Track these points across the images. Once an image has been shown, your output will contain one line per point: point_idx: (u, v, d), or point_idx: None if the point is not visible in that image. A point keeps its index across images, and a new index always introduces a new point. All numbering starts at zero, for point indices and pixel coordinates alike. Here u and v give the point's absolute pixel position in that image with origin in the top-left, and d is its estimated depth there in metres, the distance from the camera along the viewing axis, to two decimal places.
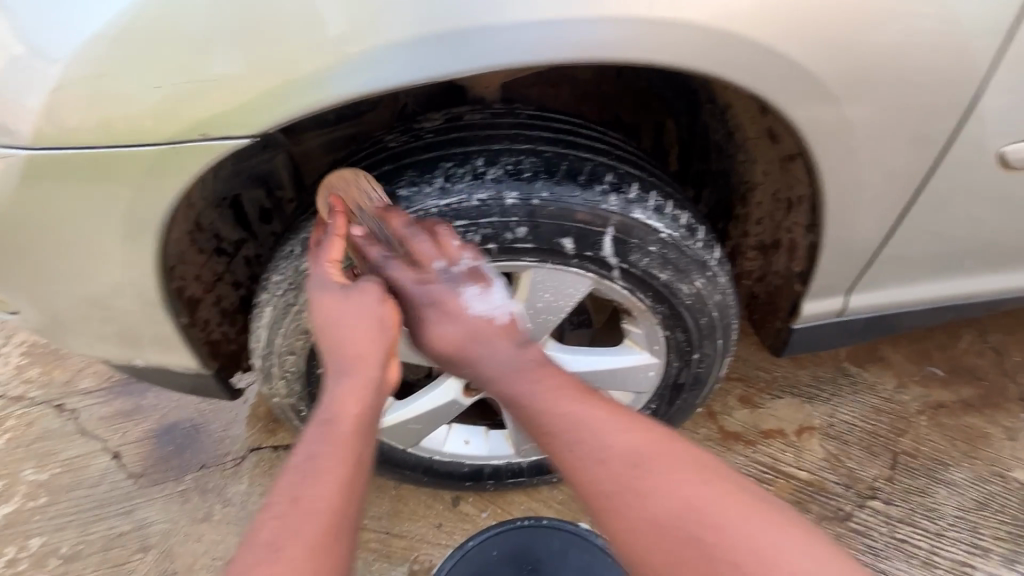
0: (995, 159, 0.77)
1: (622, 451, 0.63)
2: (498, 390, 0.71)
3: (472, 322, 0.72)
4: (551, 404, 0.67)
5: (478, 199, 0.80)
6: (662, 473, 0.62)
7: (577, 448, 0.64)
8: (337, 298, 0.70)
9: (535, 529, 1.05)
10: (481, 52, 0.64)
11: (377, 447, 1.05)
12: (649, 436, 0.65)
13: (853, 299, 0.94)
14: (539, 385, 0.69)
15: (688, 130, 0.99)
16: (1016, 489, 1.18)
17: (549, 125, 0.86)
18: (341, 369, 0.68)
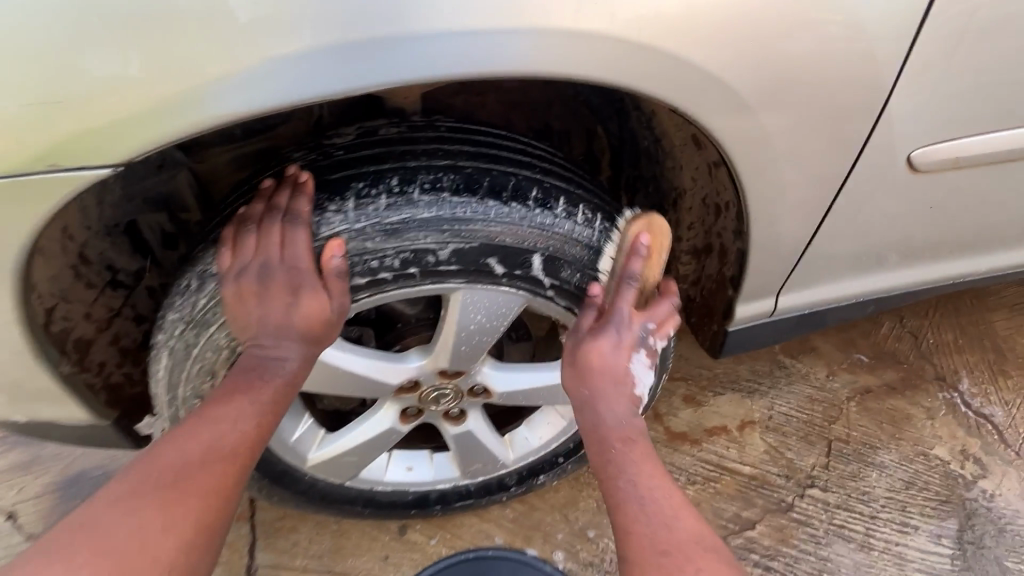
0: (904, 162, 0.76)
1: (681, 536, 0.62)
2: (603, 443, 0.72)
3: (625, 377, 0.74)
4: (637, 470, 0.68)
5: (390, 222, 0.66)
6: (707, 563, 0.60)
7: (646, 514, 0.64)
8: (323, 314, 0.69)
9: (480, 560, 1.06)
10: (377, 65, 0.57)
11: (312, 485, 0.99)
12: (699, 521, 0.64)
13: (782, 299, 0.95)
14: (626, 446, 0.70)
15: (619, 137, 0.91)
16: (937, 466, 1.21)
17: (458, 131, 0.71)
18: (293, 358, 0.72)
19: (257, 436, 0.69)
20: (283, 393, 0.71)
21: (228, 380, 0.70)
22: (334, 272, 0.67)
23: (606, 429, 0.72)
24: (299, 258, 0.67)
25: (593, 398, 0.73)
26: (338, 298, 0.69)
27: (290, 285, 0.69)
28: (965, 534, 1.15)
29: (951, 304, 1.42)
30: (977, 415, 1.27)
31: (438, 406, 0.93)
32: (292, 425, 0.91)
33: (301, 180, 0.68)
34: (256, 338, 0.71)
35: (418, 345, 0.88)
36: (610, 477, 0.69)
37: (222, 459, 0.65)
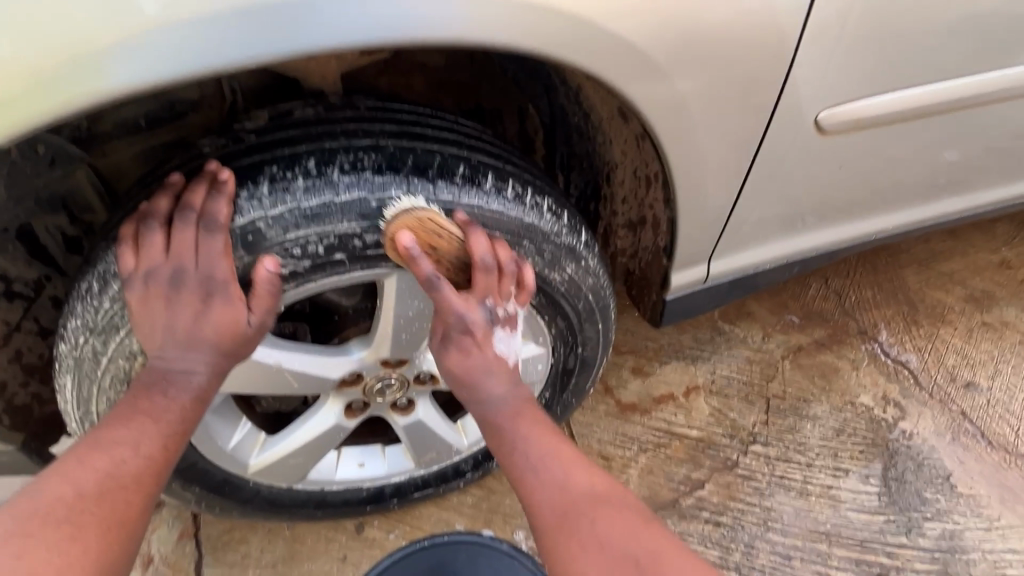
0: (812, 125, 0.80)
1: (572, 486, 0.66)
2: (489, 425, 0.73)
3: (489, 358, 0.73)
4: (525, 443, 0.70)
5: (309, 205, 0.62)
6: (586, 529, 0.63)
7: (536, 492, 0.67)
8: (238, 327, 0.64)
9: (436, 547, 1.00)
10: (280, 33, 0.54)
11: (257, 493, 0.95)
12: (586, 505, 0.65)
13: (713, 266, 0.98)
14: (516, 423, 0.72)
15: (551, 114, 0.90)
16: (863, 412, 1.30)
17: (379, 111, 0.69)
18: (201, 371, 0.64)
19: (164, 459, 0.61)
20: (191, 410, 0.64)
21: (128, 398, 0.62)
22: (267, 291, 0.63)
23: (486, 411, 0.73)
24: (213, 265, 0.62)
25: (471, 386, 0.73)
26: (261, 314, 0.65)
27: (203, 292, 0.63)
28: (890, 472, 1.23)
29: (868, 263, 1.52)
30: (896, 363, 1.37)
31: (385, 398, 0.91)
32: (229, 431, 0.87)
33: (223, 178, 0.62)
34: (160, 349, 0.63)
35: (357, 336, 0.85)
36: (510, 460, 0.70)
37: (124, 487, 0.57)
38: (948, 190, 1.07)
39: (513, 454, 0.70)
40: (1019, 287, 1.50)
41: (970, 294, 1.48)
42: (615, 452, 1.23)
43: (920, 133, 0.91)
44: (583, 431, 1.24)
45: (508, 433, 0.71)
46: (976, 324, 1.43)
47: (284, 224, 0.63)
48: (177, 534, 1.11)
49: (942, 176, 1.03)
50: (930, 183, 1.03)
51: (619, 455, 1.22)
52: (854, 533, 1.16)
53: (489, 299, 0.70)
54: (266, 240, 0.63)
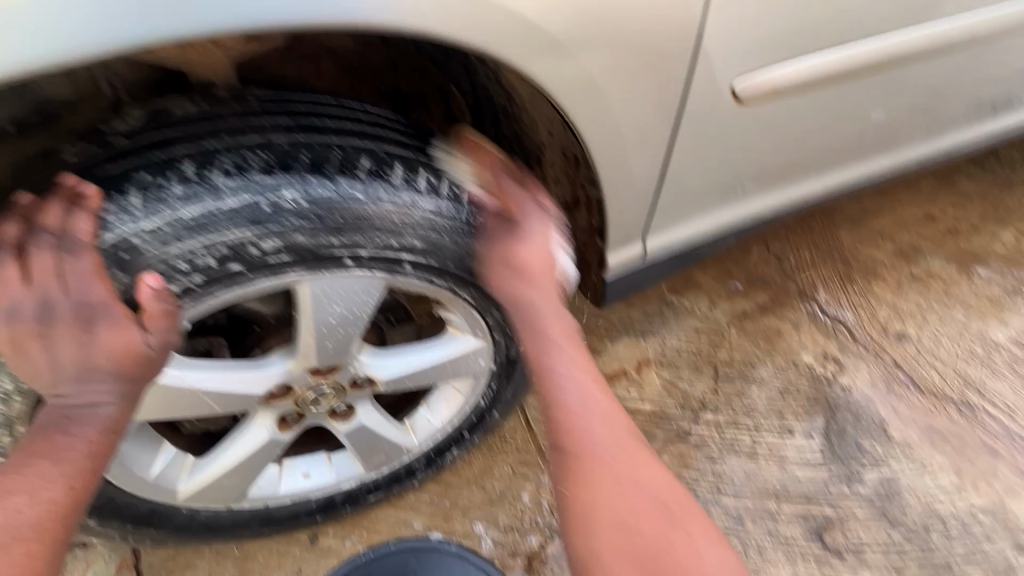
0: (730, 95, 0.79)
1: (606, 417, 0.66)
2: (530, 337, 0.71)
3: (542, 266, 0.71)
4: (571, 368, 0.68)
5: (189, 215, 0.57)
6: (628, 470, 0.63)
7: (578, 418, 0.65)
8: (138, 350, 0.58)
9: (381, 558, 0.98)
10: (149, 11, 0.50)
11: (193, 518, 0.89)
12: (631, 450, 0.64)
13: (649, 242, 0.97)
14: (566, 346, 0.70)
15: (473, 96, 0.85)
16: (805, 370, 1.34)
17: (271, 103, 0.63)
18: (108, 400, 0.58)
19: (71, 500, 0.54)
20: (100, 443, 0.57)
21: (26, 445, 0.56)
22: (158, 308, 0.57)
23: (531, 320, 0.71)
24: (85, 290, 0.56)
25: (523, 293, 0.70)
26: (156, 330, 0.58)
27: (80, 320, 0.57)
28: (831, 426, 1.27)
29: (805, 226, 1.57)
30: (833, 320, 1.41)
31: (321, 407, 0.86)
32: (148, 459, 0.80)
33: (85, 193, 0.56)
34: (57, 388, 0.57)
35: (279, 346, 0.80)
36: (544, 360, 0.69)
37: (22, 540, 0.51)
38: (871, 151, 1.09)
39: (551, 361, 0.69)
40: (943, 239, 1.57)
41: (898, 248, 1.54)
42: None
43: (838, 96, 0.92)
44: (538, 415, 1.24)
45: (551, 346, 0.69)
46: (905, 277, 1.49)
47: (164, 239, 0.57)
48: (115, 567, 1.04)
49: (865, 137, 1.04)
50: (854, 145, 1.04)
51: None
52: (801, 488, 1.20)
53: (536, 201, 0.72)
54: (144, 257, 0.57)
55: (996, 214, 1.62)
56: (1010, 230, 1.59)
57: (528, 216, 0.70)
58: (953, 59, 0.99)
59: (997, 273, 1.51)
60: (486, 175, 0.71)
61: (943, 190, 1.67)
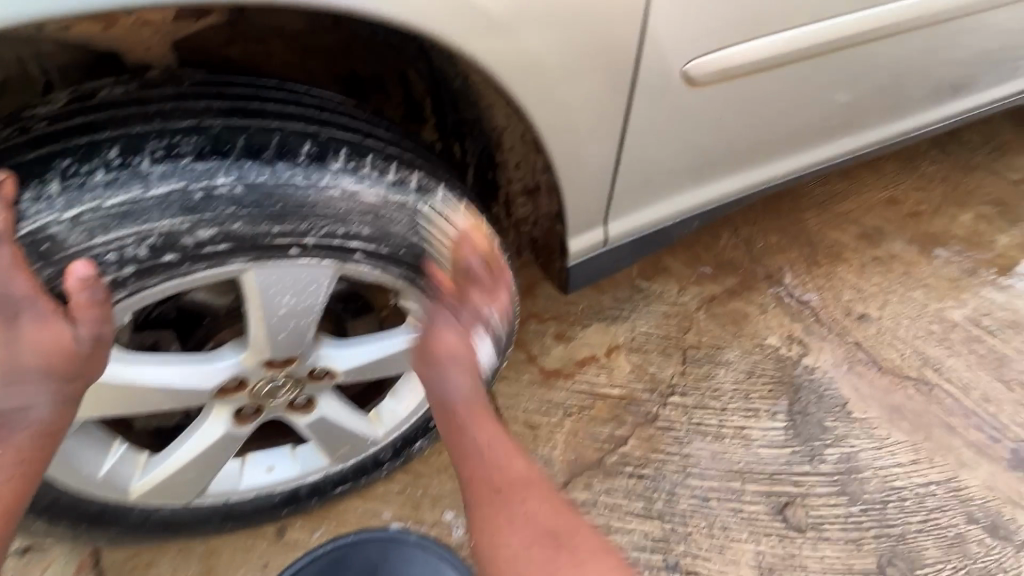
0: (680, 77, 0.79)
1: (508, 473, 0.71)
2: (447, 413, 0.74)
3: (470, 356, 0.74)
4: (482, 435, 0.72)
5: (114, 203, 0.55)
6: (529, 505, 0.69)
7: (472, 467, 0.72)
8: (68, 346, 0.57)
9: (341, 550, 0.98)
10: None
11: (149, 515, 0.87)
12: (519, 489, 0.70)
13: (611, 227, 0.97)
14: (474, 416, 0.73)
15: (431, 79, 0.83)
16: (770, 352, 1.36)
17: (206, 86, 0.62)
18: (42, 403, 0.59)
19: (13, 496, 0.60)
20: (37, 443, 0.60)
21: None
22: (86, 300, 0.55)
23: (447, 399, 0.74)
24: (6, 284, 0.53)
25: (432, 370, 0.73)
26: (87, 328, 0.57)
27: (3, 315, 0.54)
28: (795, 406, 1.29)
29: (772, 210, 1.59)
30: (799, 303, 1.44)
31: (279, 400, 0.84)
32: (96, 457, 0.78)
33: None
34: None
35: (232, 339, 0.78)
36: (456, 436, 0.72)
37: None
38: (833, 134, 1.10)
39: (461, 433, 0.73)
40: (905, 222, 1.60)
41: (863, 231, 1.57)
42: (541, 420, 1.24)
43: (794, 79, 0.92)
44: (508, 402, 1.24)
45: (462, 421, 0.73)
46: (868, 259, 1.52)
47: (89, 228, 0.55)
48: (74, 567, 1.01)
49: (827, 119, 1.05)
50: (815, 127, 1.05)
51: (544, 422, 1.23)
52: (764, 468, 1.22)
53: (488, 301, 0.75)
54: (69, 247, 0.56)
55: (956, 196, 1.66)
56: (969, 212, 1.63)
57: (472, 311, 0.74)
58: (910, 41, 1.00)
59: (956, 253, 1.55)
60: (456, 251, 0.72)
61: (906, 174, 1.70)
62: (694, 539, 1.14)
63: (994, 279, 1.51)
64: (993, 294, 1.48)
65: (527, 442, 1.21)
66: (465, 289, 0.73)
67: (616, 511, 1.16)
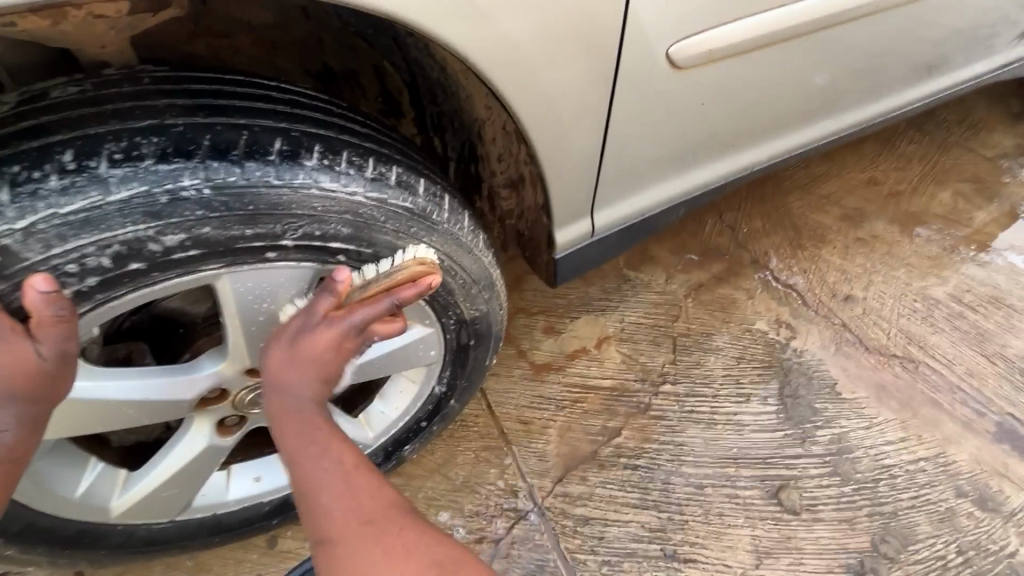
0: (665, 60, 0.78)
1: (370, 505, 0.62)
2: (287, 428, 0.65)
3: (327, 367, 0.65)
4: (322, 457, 0.63)
5: (70, 210, 0.52)
6: (388, 535, 0.60)
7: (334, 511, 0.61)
8: (31, 363, 0.53)
9: None
10: None
11: (132, 534, 0.84)
12: (383, 514, 0.61)
13: (598, 217, 0.95)
14: (321, 444, 0.64)
15: (408, 71, 0.79)
16: (759, 337, 1.36)
17: (168, 84, 0.59)
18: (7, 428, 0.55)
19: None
20: (4, 468, 0.57)
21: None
22: (49, 316, 0.51)
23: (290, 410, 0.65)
24: None
25: (285, 381, 0.65)
26: (48, 345, 0.53)
27: None
28: (785, 389, 1.30)
29: (756, 195, 1.59)
30: (785, 287, 1.44)
31: (263, 409, 0.81)
32: (73, 477, 0.75)
33: None
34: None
35: (210, 348, 0.75)
36: (300, 454, 0.63)
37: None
38: (815, 116, 1.10)
39: (308, 452, 0.63)
40: (885, 202, 1.61)
41: (845, 213, 1.58)
42: (533, 415, 1.23)
43: (776, 61, 0.91)
44: (499, 399, 1.23)
45: (303, 440, 0.64)
46: (851, 241, 1.53)
47: (44, 239, 0.52)
48: None
49: (809, 102, 1.05)
50: (798, 110, 1.04)
51: (537, 416, 1.22)
52: (757, 452, 1.22)
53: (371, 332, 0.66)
54: (24, 260, 0.52)
55: (934, 175, 1.68)
56: (947, 189, 1.65)
57: (352, 328, 0.64)
58: (888, 20, 1.00)
59: (936, 231, 1.56)
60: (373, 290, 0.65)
61: (884, 154, 1.71)
62: (690, 527, 1.14)
63: (973, 255, 1.53)
64: (973, 270, 1.50)
65: (519, 438, 1.20)
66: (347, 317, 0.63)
67: (612, 503, 1.15)
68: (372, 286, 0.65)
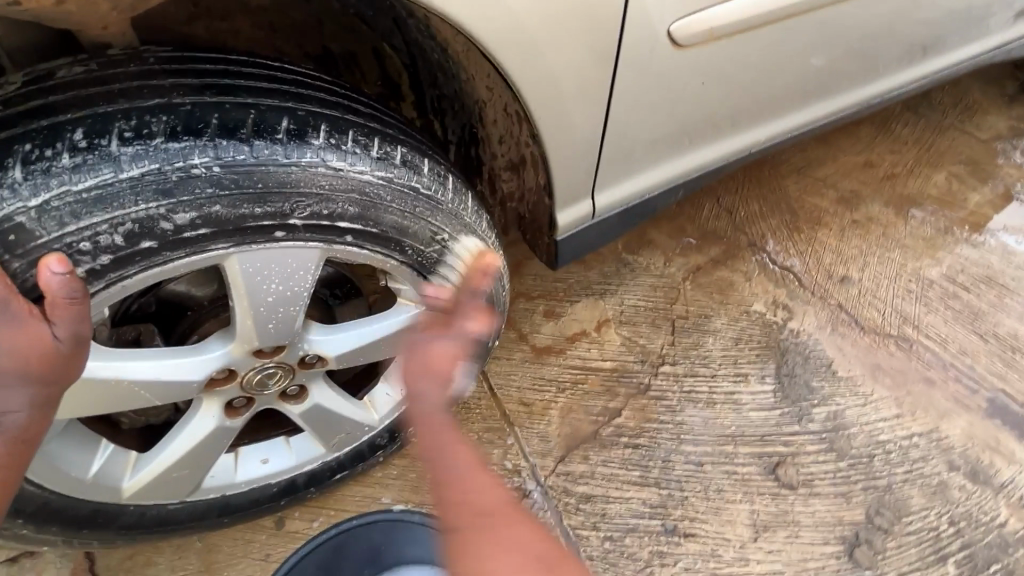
0: (665, 39, 0.78)
1: (496, 509, 0.53)
2: (420, 432, 0.56)
3: (447, 377, 0.56)
4: (451, 455, 0.55)
5: (83, 187, 0.53)
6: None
7: (463, 518, 0.52)
8: (46, 346, 0.54)
9: (361, 527, 0.97)
10: None
11: (143, 514, 0.85)
12: (513, 527, 0.52)
13: (599, 199, 0.96)
14: (446, 441, 0.55)
15: (408, 53, 0.79)
16: (757, 318, 1.38)
17: (174, 64, 0.59)
18: (22, 406, 0.56)
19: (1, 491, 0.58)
20: (13, 448, 0.57)
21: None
22: (64, 298, 0.52)
23: (418, 416, 0.56)
24: None
25: (411, 382, 0.56)
26: (63, 327, 0.54)
27: None
28: (782, 369, 1.32)
29: (752, 178, 1.60)
30: (782, 269, 1.45)
31: (270, 390, 0.82)
32: (85, 459, 0.76)
33: None
34: None
35: (217, 330, 0.76)
36: (429, 453, 0.55)
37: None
38: (814, 96, 1.10)
39: (439, 449, 0.55)
40: (881, 184, 1.62)
41: (841, 195, 1.59)
42: (535, 397, 1.24)
43: (776, 40, 0.92)
44: (501, 381, 1.25)
45: (429, 435, 0.55)
46: (847, 223, 1.55)
47: (58, 216, 0.53)
48: (69, 571, 0.99)
49: (807, 83, 1.05)
50: (797, 89, 1.05)
51: (538, 397, 1.23)
52: (755, 431, 1.25)
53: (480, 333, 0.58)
54: (37, 238, 0.53)
55: (929, 157, 1.69)
56: (942, 172, 1.66)
57: (462, 333, 0.56)
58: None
59: (931, 213, 1.58)
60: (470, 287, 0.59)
61: (880, 137, 1.72)
62: (690, 502, 1.17)
63: (967, 236, 1.54)
64: (967, 251, 1.52)
65: (521, 419, 1.21)
66: (458, 325, 0.56)
67: (613, 481, 1.17)
68: (472, 289, 0.59)
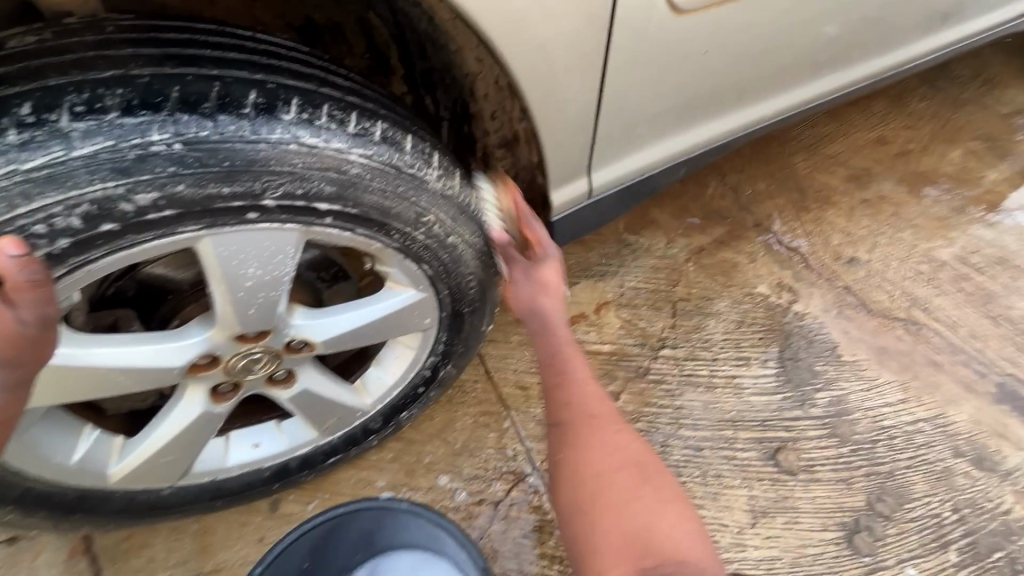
0: (664, 5, 0.73)
1: (601, 407, 0.76)
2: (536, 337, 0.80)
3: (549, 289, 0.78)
4: (562, 357, 0.78)
5: (33, 166, 0.50)
6: (624, 459, 0.72)
7: (577, 408, 0.76)
8: (11, 330, 0.52)
9: (341, 518, 0.95)
10: None
11: (132, 499, 0.84)
12: (615, 424, 0.75)
13: (596, 176, 0.92)
14: (558, 350, 0.78)
15: (395, 24, 0.73)
16: (761, 301, 1.34)
17: (133, 32, 0.56)
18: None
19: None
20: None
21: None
22: (23, 281, 0.50)
23: (536, 327, 0.80)
24: None
25: (526, 303, 0.79)
26: (27, 311, 0.52)
27: None
28: (785, 352, 1.29)
29: (759, 155, 1.55)
30: (788, 250, 1.41)
31: (256, 375, 0.80)
32: (68, 446, 0.76)
33: None
34: None
35: (198, 315, 0.74)
36: (541, 350, 0.79)
37: None
38: (825, 67, 1.05)
39: (556, 358, 0.78)
40: (894, 161, 1.56)
41: (851, 173, 1.54)
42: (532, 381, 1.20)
43: (787, 5, 0.86)
44: (498, 364, 1.21)
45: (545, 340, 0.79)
46: (857, 202, 1.49)
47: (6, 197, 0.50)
48: (66, 554, 0.99)
49: (818, 52, 1.00)
50: (808, 59, 0.99)
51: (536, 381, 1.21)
52: (756, 415, 1.22)
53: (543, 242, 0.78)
54: None
55: (946, 132, 1.62)
56: (959, 148, 1.59)
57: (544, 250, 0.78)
58: None
59: (945, 192, 1.52)
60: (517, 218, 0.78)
61: (894, 112, 1.66)
62: (686, 487, 1.15)
63: (982, 216, 1.49)
64: (982, 231, 1.47)
65: (518, 402, 1.18)
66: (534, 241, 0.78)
67: None
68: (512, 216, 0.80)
